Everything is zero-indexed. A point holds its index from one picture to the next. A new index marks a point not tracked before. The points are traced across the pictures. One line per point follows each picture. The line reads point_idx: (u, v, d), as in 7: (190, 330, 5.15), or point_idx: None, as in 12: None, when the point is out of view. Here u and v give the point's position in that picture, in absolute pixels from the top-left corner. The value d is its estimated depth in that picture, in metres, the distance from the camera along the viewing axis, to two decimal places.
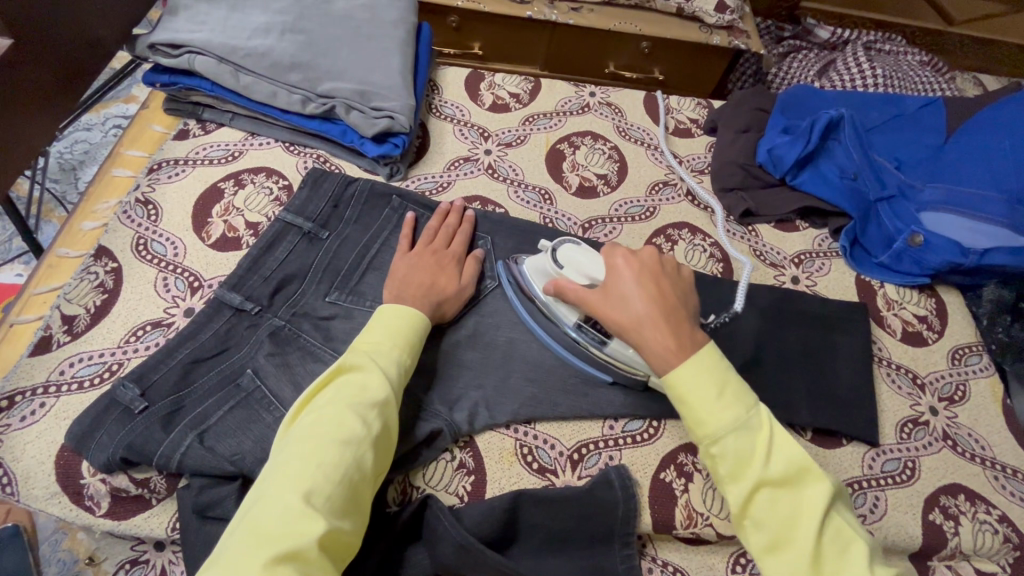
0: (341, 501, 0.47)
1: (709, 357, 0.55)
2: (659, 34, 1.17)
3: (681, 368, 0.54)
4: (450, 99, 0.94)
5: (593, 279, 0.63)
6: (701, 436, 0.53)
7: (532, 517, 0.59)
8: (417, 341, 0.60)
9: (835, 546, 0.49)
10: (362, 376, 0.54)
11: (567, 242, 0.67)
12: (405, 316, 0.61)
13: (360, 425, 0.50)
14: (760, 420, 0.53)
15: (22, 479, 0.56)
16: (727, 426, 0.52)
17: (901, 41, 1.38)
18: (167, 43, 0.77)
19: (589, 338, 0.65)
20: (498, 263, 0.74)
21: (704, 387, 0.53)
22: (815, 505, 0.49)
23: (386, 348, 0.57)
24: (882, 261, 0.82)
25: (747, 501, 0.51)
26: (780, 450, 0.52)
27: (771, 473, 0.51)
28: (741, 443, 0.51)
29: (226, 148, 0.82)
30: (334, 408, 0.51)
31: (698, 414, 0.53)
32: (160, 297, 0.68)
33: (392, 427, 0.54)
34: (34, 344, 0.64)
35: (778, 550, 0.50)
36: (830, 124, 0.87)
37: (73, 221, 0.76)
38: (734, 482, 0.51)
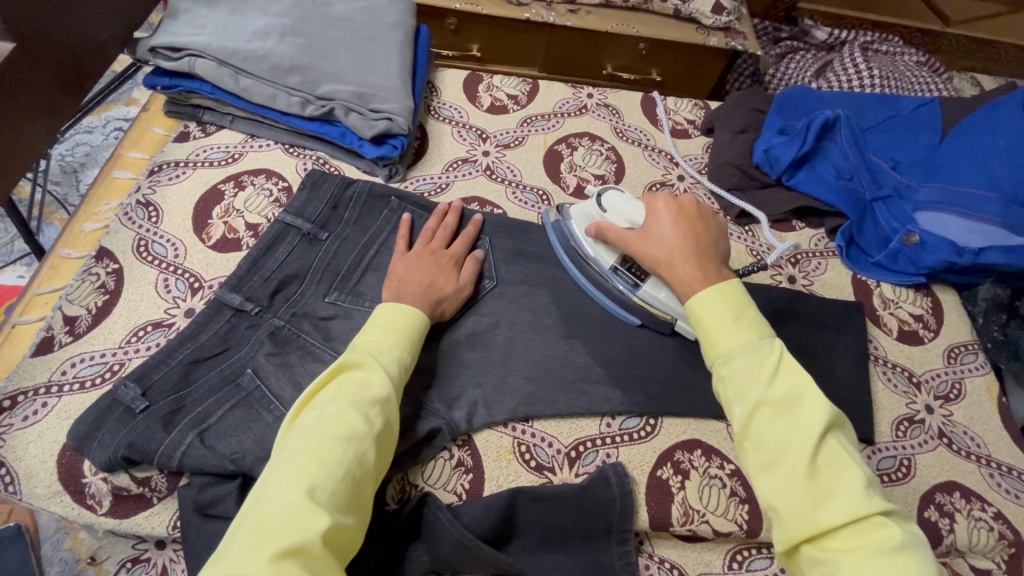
0: (344, 498, 0.48)
1: (729, 291, 0.58)
2: (656, 35, 1.17)
3: (700, 294, 0.58)
4: (449, 101, 0.95)
5: (634, 223, 0.69)
6: (713, 357, 0.55)
7: (530, 514, 0.59)
8: (417, 339, 0.61)
9: (831, 468, 0.48)
10: (363, 372, 0.55)
11: (611, 190, 0.73)
12: (405, 315, 0.61)
13: (362, 422, 0.51)
14: (771, 348, 0.54)
15: (24, 478, 0.57)
16: (738, 346, 0.54)
17: (898, 42, 1.38)
18: (167, 47, 0.77)
19: (623, 279, 0.71)
20: (545, 212, 0.80)
21: (719, 310, 0.56)
22: (815, 425, 0.49)
23: (386, 346, 0.58)
24: (878, 260, 0.83)
25: (748, 419, 0.51)
26: (788, 376, 0.52)
27: (774, 393, 0.51)
28: (749, 362, 0.53)
29: (226, 150, 0.82)
30: (336, 406, 0.51)
31: (711, 335, 0.56)
32: (161, 298, 0.69)
33: (393, 424, 0.54)
34: (36, 345, 0.65)
35: (773, 467, 0.49)
36: (825, 124, 0.87)
37: (75, 222, 0.76)
38: (738, 400, 0.52)
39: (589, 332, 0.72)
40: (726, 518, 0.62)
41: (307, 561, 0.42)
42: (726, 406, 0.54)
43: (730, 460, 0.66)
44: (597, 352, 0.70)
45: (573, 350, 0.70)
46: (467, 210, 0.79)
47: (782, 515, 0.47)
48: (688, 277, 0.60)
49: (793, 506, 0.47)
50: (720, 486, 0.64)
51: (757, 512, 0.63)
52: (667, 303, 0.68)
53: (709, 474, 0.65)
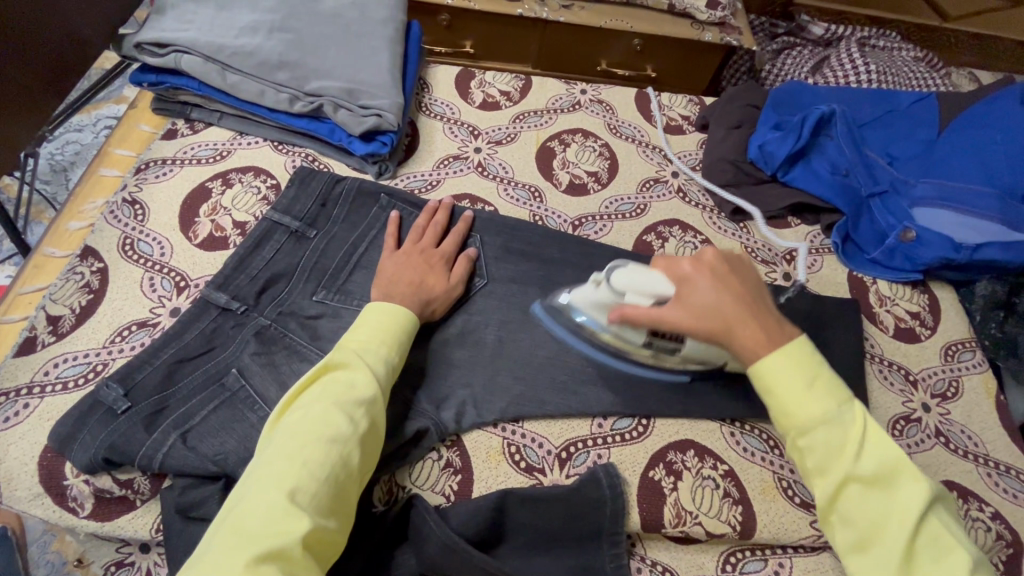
0: (326, 500, 0.47)
1: (800, 354, 0.53)
2: (651, 30, 1.16)
3: (771, 358, 0.53)
4: (440, 97, 0.94)
5: (660, 297, 0.57)
6: (788, 428, 0.52)
7: (519, 516, 0.58)
8: (405, 339, 0.60)
9: (931, 550, 0.47)
10: (350, 374, 0.53)
11: (615, 268, 0.60)
12: (391, 313, 0.60)
13: (346, 423, 0.50)
14: (854, 415, 0.51)
15: (4, 481, 0.56)
16: (820, 419, 0.51)
17: (896, 37, 1.37)
18: (154, 43, 0.76)
19: (661, 350, 0.63)
20: (535, 303, 0.71)
21: (795, 379, 0.52)
22: (909, 505, 0.48)
23: (373, 346, 0.57)
24: (875, 257, 0.82)
25: (834, 496, 0.50)
26: (873, 449, 0.50)
27: (863, 470, 0.49)
28: (832, 437, 0.50)
29: (214, 147, 0.81)
30: (320, 406, 0.50)
31: (784, 403, 0.52)
32: (146, 296, 0.68)
33: (379, 426, 0.53)
34: (19, 345, 0.64)
35: (864, 547, 0.49)
36: (821, 119, 0.86)
37: (60, 221, 0.75)
38: (821, 476, 0.51)
39: None
40: (719, 520, 0.61)
41: (286, 564, 0.42)
42: (806, 476, 0.53)
43: (724, 460, 0.65)
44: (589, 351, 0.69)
45: (565, 348, 0.69)
46: (457, 208, 0.78)
47: None
48: (756, 342, 0.54)
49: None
50: (714, 487, 0.63)
51: (751, 513, 0.62)
52: (713, 356, 0.63)
53: (702, 474, 0.64)
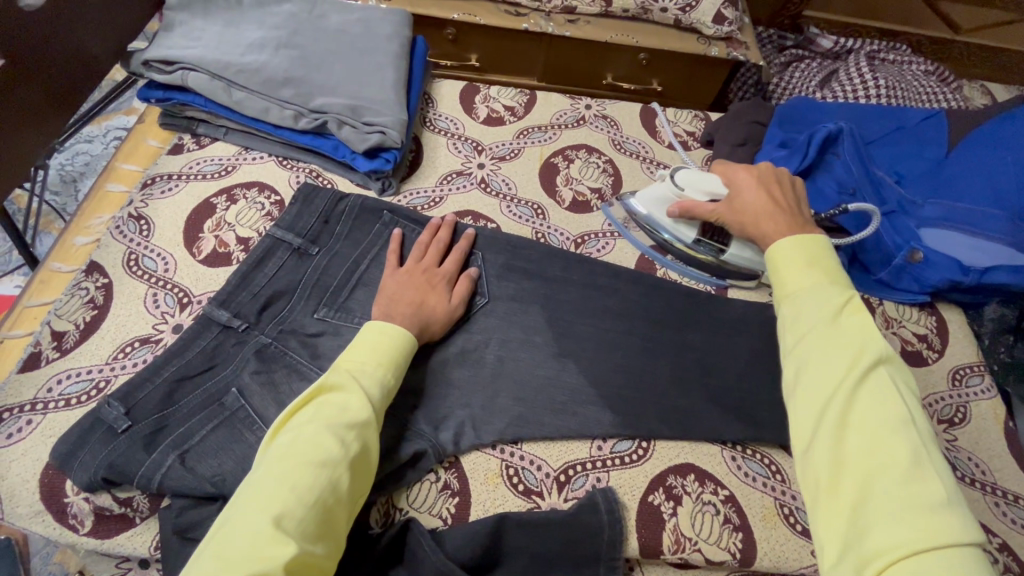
0: (313, 526, 0.46)
1: (813, 243, 0.61)
2: (657, 45, 1.16)
3: (782, 241, 0.62)
4: (445, 112, 0.94)
5: (714, 194, 0.75)
6: (781, 296, 0.59)
7: (515, 541, 0.58)
8: (402, 360, 0.60)
9: (874, 399, 0.48)
10: (343, 395, 0.54)
11: (681, 169, 0.79)
12: (386, 334, 0.60)
13: (337, 447, 0.50)
14: (841, 291, 0.55)
15: (6, 497, 0.56)
16: (806, 288, 0.57)
17: (906, 50, 1.36)
18: (161, 60, 0.77)
19: (708, 248, 0.77)
20: (602, 206, 0.86)
21: (795, 256, 0.60)
22: (866, 358, 0.50)
23: (370, 367, 0.57)
24: (882, 278, 0.81)
25: (800, 346, 0.53)
26: (848, 320, 0.53)
27: (829, 326, 0.53)
28: (813, 299, 0.55)
29: (220, 163, 0.82)
30: (313, 429, 0.50)
31: (781, 276, 0.60)
32: (149, 313, 0.69)
33: (371, 448, 0.53)
34: (24, 360, 0.64)
35: (808, 390, 0.50)
36: (827, 137, 0.84)
37: (67, 236, 0.76)
38: (794, 330, 0.55)
39: (580, 351, 0.70)
40: (719, 547, 0.60)
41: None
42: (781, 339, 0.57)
43: (725, 485, 0.64)
44: (588, 372, 0.69)
45: (564, 369, 0.69)
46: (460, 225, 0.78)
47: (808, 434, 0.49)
48: (780, 232, 0.64)
49: (811, 424, 0.49)
50: (714, 513, 0.62)
51: (751, 540, 0.61)
52: (752, 259, 0.76)
53: (702, 499, 0.63)
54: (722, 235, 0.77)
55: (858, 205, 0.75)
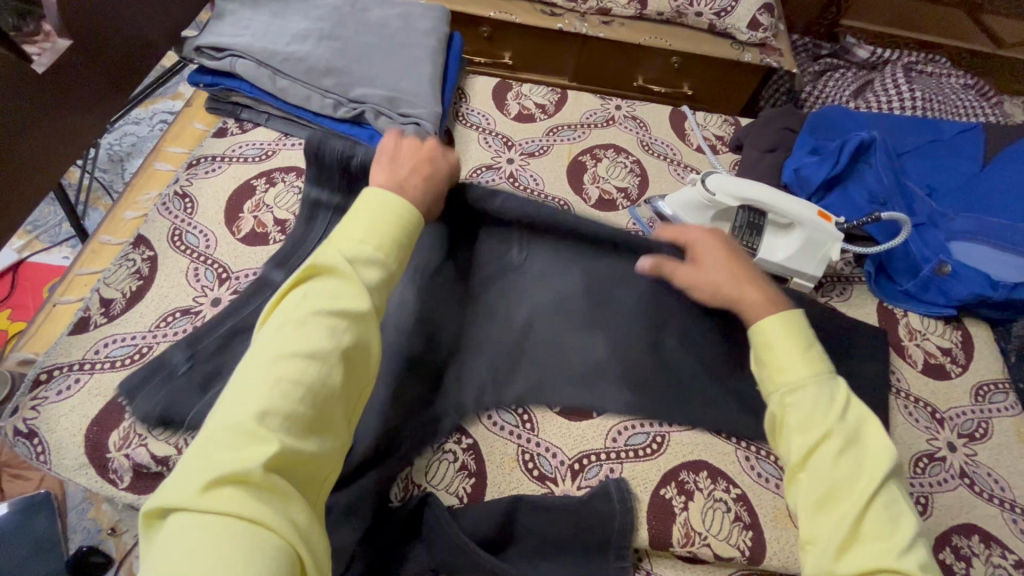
0: (304, 421, 0.42)
1: (795, 320, 0.57)
2: (690, 49, 1.16)
3: (773, 319, 0.57)
4: (477, 107, 0.96)
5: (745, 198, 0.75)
6: (779, 386, 0.54)
7: (527, 522, 0.60)
8: (403, 247, 0.54)
9: (884, 514, 0.46)
10: (336, 279, 0.49)
11: (713, 173, 0.78)
12: (387, 208, 0.54)
13: (327, 337, 0.45)
14: (839, 387, 0.53)
15: (54, 449, 0.60)
16: (808, 378, 0.53)
17: (945, 63, 1.33)
18: (212, 47, 0.81)
19: None
20: (630, 208, 0.86)
21: (789, 340, 0.55)
22: (876, 470, 0.47)
23: (373, 249, 0.51)
24: (908, 290, 0.80)
25: (810, 451, 0.49)
26: (854, 414, 0.51)
27: (842, 428, 0.50)
28: (820, 396, 0.52)
29: (261, 147, 0.86)
30: (299, 313, 0.46)
31: (779, 362, 0.54)
32: (190, 286, 0.72)
33: (371, 337, 0.49)
34: (74, 323, 0.68)
35: (826, 505, 0.47)
36: (860, 146, 0.84)
37: (117, 209, 0.81)
38: (802, 431, 0.50)
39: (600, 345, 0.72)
40: (728, 543, 0.61)
41: (258, 487, 0.38)
42: (783, 436, 0.52)
43: (737, 484, 0.65)
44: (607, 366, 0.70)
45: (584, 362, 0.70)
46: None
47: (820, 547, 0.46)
48: (757, 303, 0.60)
49: (826, 543, 0.46)
50: (725, 510, 0.63)
51: (761, 539, 0.62)
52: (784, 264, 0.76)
53: (713, 496, 0.64)
54: (752, 241, 0.77)
55: (891, 213, 0.74)
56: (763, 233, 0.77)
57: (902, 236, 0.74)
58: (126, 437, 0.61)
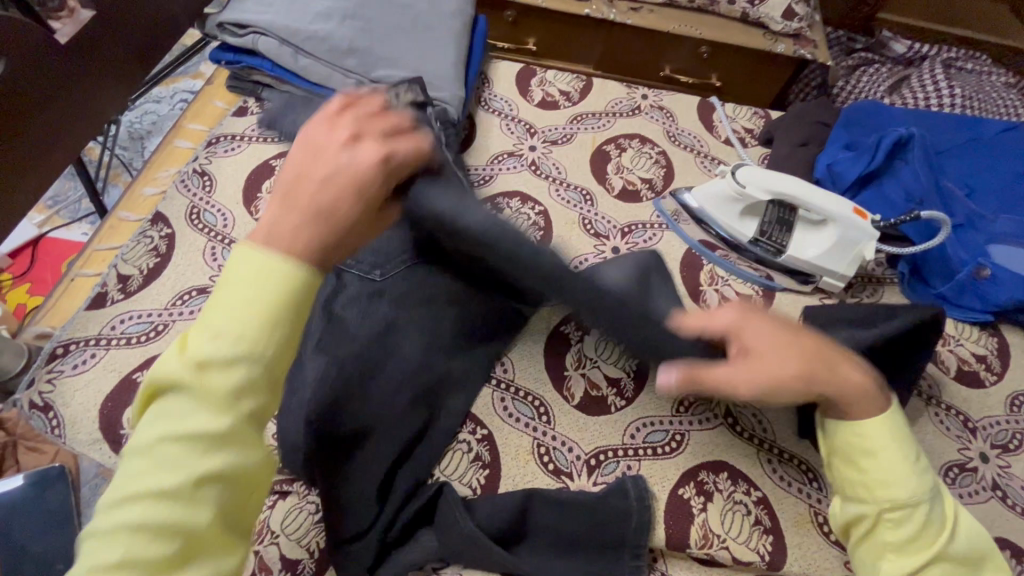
0: (171, 562, 0.36)
1: (892, 425, 0.51)
2: (721, 38, 1.13)
3: (866, 419, 0.51)
4: (500, 93, 0.94)
5: (773, 192, 0.73)
6: (878, 497, 0.49)
7: (541, 516, 0.58)
8: (281, 322, 0.40)
9: None
10: (189, 389, 0.38)
11: (743, 166, 0.76)
12: (258, 282, 0.40)
13: (176, 470, 0.37)
14: (944, 500, 0.50)
15: (69, 423, 0.60)
16: (917, 494, 0.49)
17: (986, 60, 1.28)
18: (235, 24, 0.80)
19: (763, 249, 0.76)
20: (654, 200, 0.84)
21: (899, 449, 0.50)
22: None
23: (244, 339, 0.39)
24: (943, 293, 0.77)
25: (915, 571, 0.48)
26: (969, 534, 0.49)
27: (956, 551, 0.48)
28: (932, 515, 0.48)
29: (281, 127, 0.84)
30: (147, 440, 0.38)
31: (876, 473, 0.50)
32: (207, 264, 0.72)
33: (253, 449, 0.40)
34: (92, 298, 0.68)
35: None
36: (898, 142, 0.81)
37: (136, 186, 0.80)
38: (903, 551, 0.48)
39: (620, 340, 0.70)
40: (747, 547, 0.60)
41: None
42: (879, 551, 0.49)
43: (758, 486, 0.63)
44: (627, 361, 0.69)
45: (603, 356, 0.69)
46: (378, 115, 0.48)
47: None
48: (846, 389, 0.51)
49: None
50: (745, 513, 0.61)
51: (781, 545, 0.60)
52: (813, 262, 0.74)
53: (733, 498, 0.62)
54: (779, 238, 0.75)
55: (930, 212, 0.72)
56: (794, 229, 0.76)
57: (941, 237, 0.72)
58: None
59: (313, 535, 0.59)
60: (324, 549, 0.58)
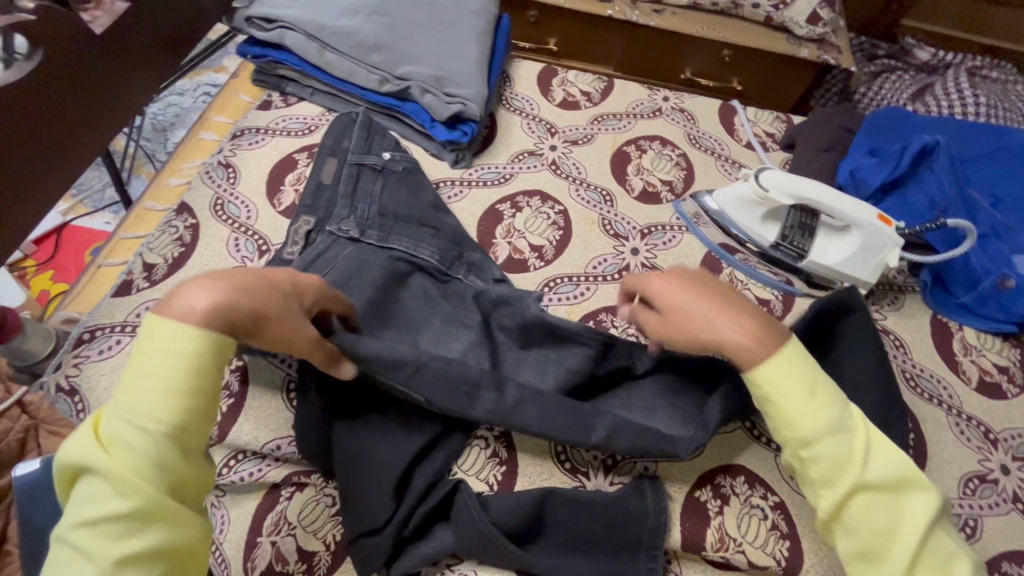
0: None
1: (795, 355, 0.47)
2: (744, 42, 1.13)
3: (778, 357, 0.46)
4: (522, 92, 0.94)
5: (798, 198, 0.72)
6: (791, 438, 0.46)
7: (557, 515, 0.58)
8: (185, 384, 0.39)
9: (935, 563, 0.44)
10: (99, 475, 0.37)
11: (766, 169, 0.75)
12: (167, 354, 0.39)
13: (93, 566, 0.35)
14: (857, 421, 0.46)
15: (94, 408, 0.61)
16: (829, 427, 0.45)
17: (1012, 69, 1.27)
18: (263, 18, 0.81)
19: (784, 254, 0.76)
20: (673, 203, 0.84)
21: (799, 381, 0.46)
22: (920, 519, 0.44)
23: (152, 417, 0.38)
24: (965, 303, 0.76)
25: (838, 507, 0.45)
26: (882, 452, 0.46)
27: (873, 476, 0.44)
28: (842, 445, 0.45)
29: (304, 121, 0.85)
30: (62, 531, 0.36)
31: (788, 413, 0.46)
32: (230, 256, 0.72)
33: (181, 523, 0.39)
34: (117, 286, 0.69)
35: (869, 559, 0.44)
36: (923, 150, 0.80)
37: (162, 176, 0.81)
38: (828, 487, 0.45)
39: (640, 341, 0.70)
40: (764, 552, 0.59)
41: None
42: (808, 487, 0.47)
43: (776, 491, 0.63)
44: None
45: None
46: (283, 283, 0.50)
47: None
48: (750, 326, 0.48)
49: None
50: (761, 517, 0.61)
51: (797, 551, 0.60)
52: (835, 268, 0.74)
53: (750, 502, 0.62)
54: (801, 243, 0.75)
55: (956, 220, 0.72)
56: (815, 235, 0.76)
57: (967, 244, 0.72)
58: None
59: (330, 528, 0.59)
60: (340, 541, 0.58)
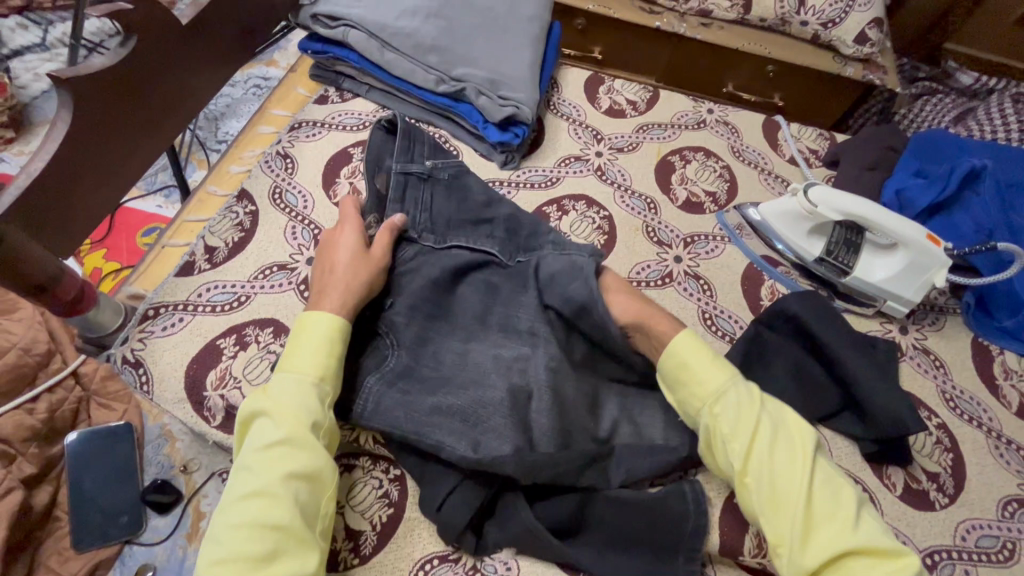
0: (272, 544, 0.46)
1: (699, 338, 0.60)
2: (789, 58, 1.14)
3: (681, 336, 0.59)
4: (569, 98, 0.96)
5: (848, 215, 0.73)
6: (702, 399, 0.56)
7: (599, 511, 0.59)
8: (337, 352, 0.56)
9: (828, 492, 0.51)
10: (268, 412, 0.52)
11: (815, 185, 0.76)
12: (313, 327, 0.57)
13: (264, 474, 0.48)
14: (748, 384, 0.57)
15: (157, 381, 0.64)
16: (727, 384, 0.56)
17: None
18: (328, 16, 0.85)
19: (831, 269, 0.78)
20: (717, 214, 0.85)
21: (699, 350, 0.58)
22: (806, 453, 0.52)
23: (305, 371, 0.54)
24: (1007, 327, 0.77)
25: (748, 454, 0.53)
26: (772, 406, 0.56)
27: (767, 422, 0.54)
28: (740, 397, 0.55)
29: (359, 117, 0.87)
30: (247, 457, 0.50)
31: (696, 374, 0.57)
32: (288, 243, 0.75)
33: (320, 456, 0.51)
34: (180, 266, 0.72)
35: (779, 498, 0.51)
36: (970, 174, 0.81)
37: (222, 164, 0.85)
38: (735, 438, 0.53)
39: None
40: None
41: None
42: (719, 448, 0.55)
43: None
44: None
45: None
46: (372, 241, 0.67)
47: (788, 548, 0.49)
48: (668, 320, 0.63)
49: (795, 540, 0.49)
50: None
51: None
52: (880, 286, 0.75)
53: None
54: (846, 259, 0.77)
55: (1005, 244, 0.72)
56: (860, 252, 0.77)
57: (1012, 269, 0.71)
58: (223, 378, 0.64)
59: (376, 509, 0.60)
60: (386, 523, 0.60)
